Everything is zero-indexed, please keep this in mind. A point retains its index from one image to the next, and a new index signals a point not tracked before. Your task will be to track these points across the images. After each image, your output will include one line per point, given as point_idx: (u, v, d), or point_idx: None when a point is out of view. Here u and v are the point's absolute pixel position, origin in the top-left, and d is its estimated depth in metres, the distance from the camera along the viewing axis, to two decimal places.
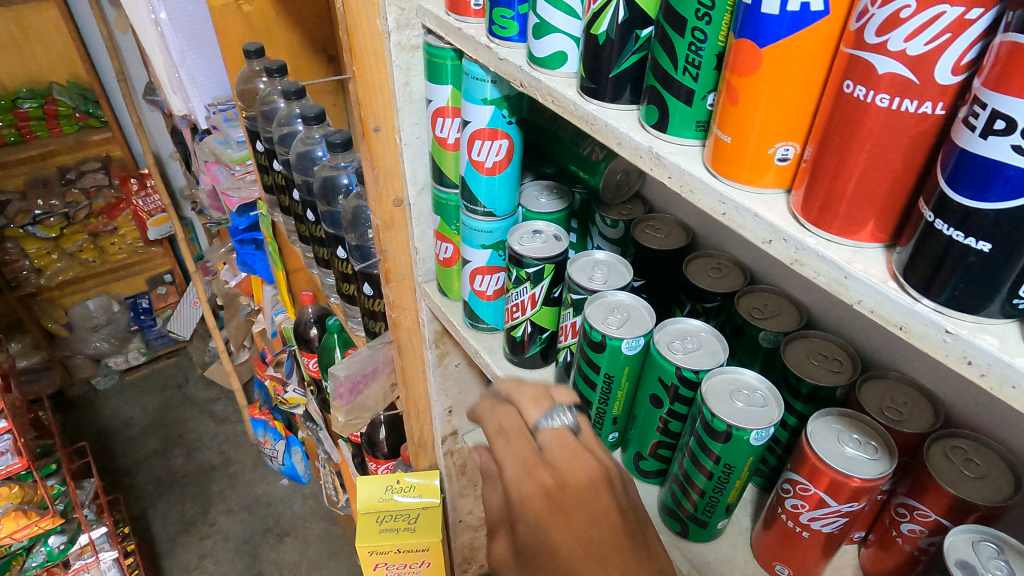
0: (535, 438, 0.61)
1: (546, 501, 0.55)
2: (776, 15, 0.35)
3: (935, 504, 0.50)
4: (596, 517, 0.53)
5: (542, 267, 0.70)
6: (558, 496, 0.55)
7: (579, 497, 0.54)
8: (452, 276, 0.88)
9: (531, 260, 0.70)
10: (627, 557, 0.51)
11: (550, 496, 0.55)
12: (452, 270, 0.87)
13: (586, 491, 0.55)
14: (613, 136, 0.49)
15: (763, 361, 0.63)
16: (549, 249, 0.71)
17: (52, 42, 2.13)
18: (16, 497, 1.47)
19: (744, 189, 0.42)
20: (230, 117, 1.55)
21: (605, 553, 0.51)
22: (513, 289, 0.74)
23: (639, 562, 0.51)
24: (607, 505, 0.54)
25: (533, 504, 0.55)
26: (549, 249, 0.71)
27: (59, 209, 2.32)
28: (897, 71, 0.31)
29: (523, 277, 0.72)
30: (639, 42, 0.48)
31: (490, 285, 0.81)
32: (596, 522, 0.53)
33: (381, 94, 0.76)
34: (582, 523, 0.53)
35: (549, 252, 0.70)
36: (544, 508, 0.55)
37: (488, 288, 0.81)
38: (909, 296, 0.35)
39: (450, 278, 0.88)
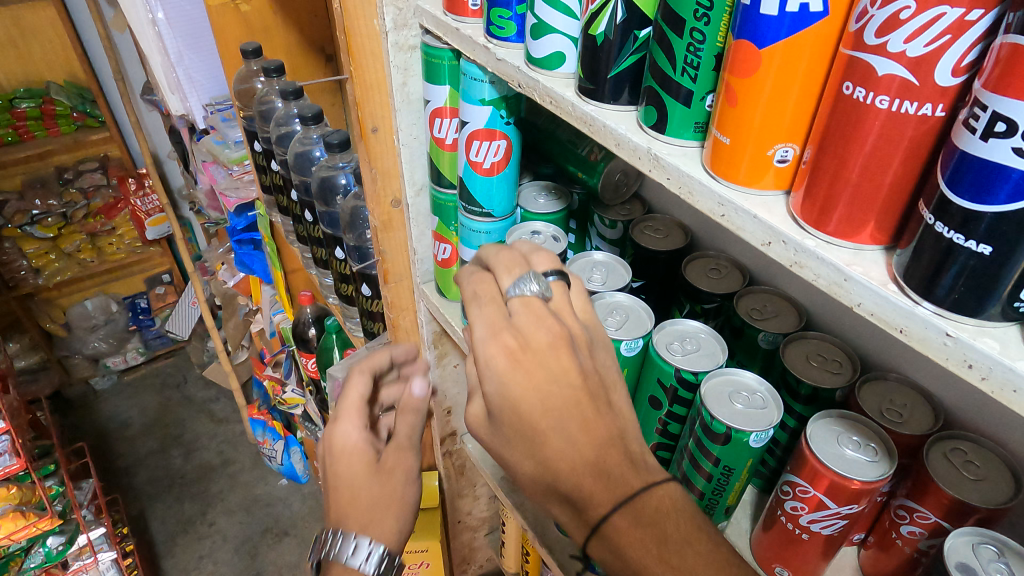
0: (505, 306, 0.52)
1: (509, 361, 0.48)
2: (775, 16, 0.35)
3: (935, 507, 0.50)
4: (559, 379, 0.48)
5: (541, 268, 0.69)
6: (523, 359, 0.48)
7: (545, 360, 0.48)
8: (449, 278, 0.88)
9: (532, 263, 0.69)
10: (589, 425, 0.47)
11: (514, 359, 0.48)
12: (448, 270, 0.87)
13: (549, 352, 0.48)
14: (612, 137, 0.49)
15: (762, 363, 0.62)
16: None
17: (49, 42, 2.13)
18: (14, 498, 1.46)
19: (743, 190, 0.42)
20: (228, 118, 1.55)
21: (566, 417, 0.47)
22: None
23: (604, 429, 0.47)
24: (571, 370, 0.48)
25: (495, 366, 0.49)
26: None
27: (57, 209, 2.32)
28: (897, 72, 0.31)
29: None
30: (638, 43, 0.48)
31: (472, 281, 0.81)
32: (561, 389, 0.47)
33: (379, 94, 0.76)
34: (545, 386, 0.47)
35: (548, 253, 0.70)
36: (506, 368, 0.48)
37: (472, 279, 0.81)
38: (910, 299, 0.34)
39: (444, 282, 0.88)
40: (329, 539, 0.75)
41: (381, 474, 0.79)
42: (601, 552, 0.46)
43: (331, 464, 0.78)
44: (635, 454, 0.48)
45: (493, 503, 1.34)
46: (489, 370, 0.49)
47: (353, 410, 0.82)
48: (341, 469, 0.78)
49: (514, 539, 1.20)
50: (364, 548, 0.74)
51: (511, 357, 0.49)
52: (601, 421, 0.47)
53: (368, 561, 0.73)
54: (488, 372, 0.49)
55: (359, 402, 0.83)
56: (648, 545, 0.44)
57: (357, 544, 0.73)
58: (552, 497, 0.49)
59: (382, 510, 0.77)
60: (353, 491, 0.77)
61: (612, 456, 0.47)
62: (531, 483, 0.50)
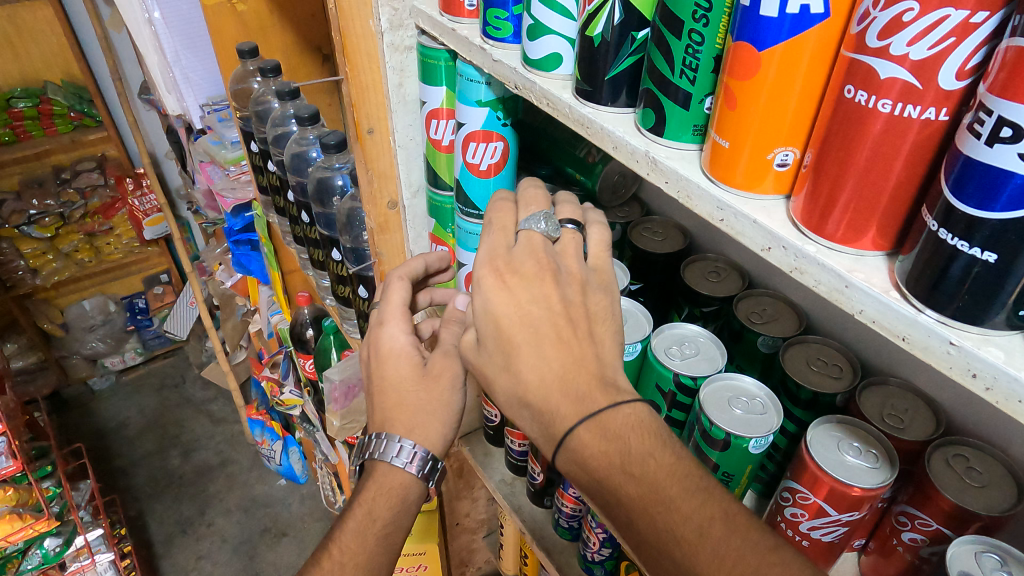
0: (513, 236, 0.56)
1: (496, 280, 0.52)
2: (776, 17, 0.34)
3: (936, 513, 0.49)
4: (539, 301, 0.51)
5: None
6: (510, 282, 0.52)
7: (529, 283, 0.51)
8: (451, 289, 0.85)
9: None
10: (564, 344, 0.49)
11: (501, 280, 0.52)
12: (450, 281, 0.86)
13: (534, 278, 0.51)
14: (609, 140, 0.49)
15: (762, 367, 0.62)
16: None
17: (47, 42, 2.12)
18: (11, 499, 1.45)
19: (741, 194, 0.41)
20: (225, 117, 1.54)
21: (540, 333, 0.50)
22: None
23: (575, 351, 0.49)
24: (554, 295, 0.51)
25: (484, 285, 0.52)
26: None
27: (54, 209, 2.31)
28: (898, 76, 0.31)
29: None
30: (635, 45, 0.47)
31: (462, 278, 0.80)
32: (541, 309, 0.50)
33: (375, 95, 0.75)
34: (525, 306, 0.51)
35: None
36: (493, 286, 0.52)
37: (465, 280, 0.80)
38: (912, 306, 0.34)
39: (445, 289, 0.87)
40: (373, 439, 0.68)
41: (430, 378, 0.68)
42: (567, 463, 0.49)
43: (377, 368, 0.70)
44: (608, 378, 0.49)
45: (492, 504, 1.33)
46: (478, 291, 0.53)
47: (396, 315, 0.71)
48: (387, 373, 0.69)
49: (512, 542, 1.19)
50: (406, 447, 0.67)
51: (498, 280, 0.52)
52: (575, 345, 0.49)
53: (411, 462, 0.67)
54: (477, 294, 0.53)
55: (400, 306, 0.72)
56: (611, 459, 0.46)
57: (400, 446, 0.66)
58: (521, 412, 0.52)
59: (428, 414, 0.68)
60: (401, 395, 0.68)
61: (582, 375, 0.49)
62: (506, 401, 0.53)
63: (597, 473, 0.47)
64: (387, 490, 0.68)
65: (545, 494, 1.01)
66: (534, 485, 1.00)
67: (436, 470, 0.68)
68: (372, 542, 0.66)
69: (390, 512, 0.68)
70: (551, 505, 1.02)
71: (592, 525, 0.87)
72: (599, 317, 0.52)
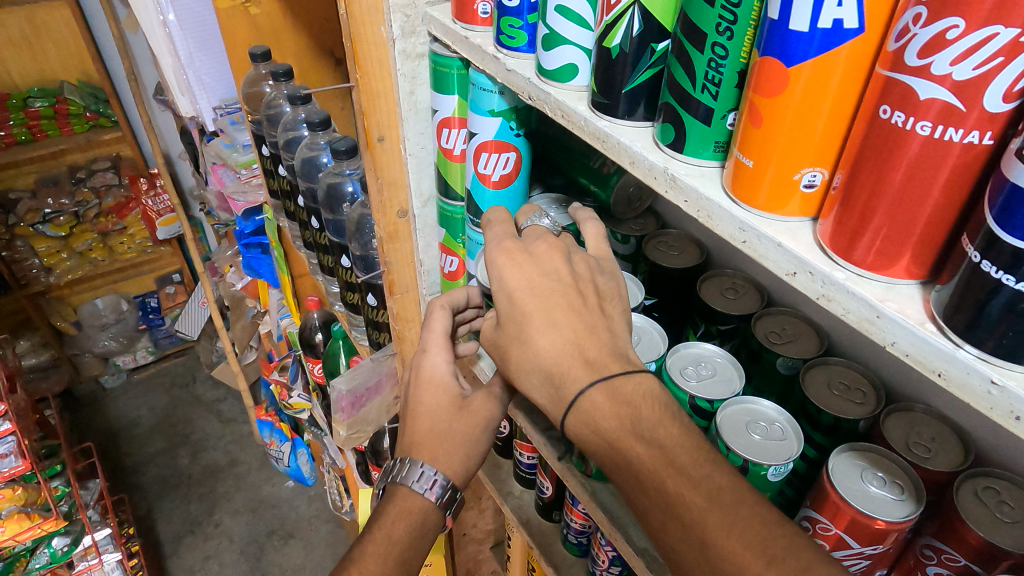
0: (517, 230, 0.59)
1: (507, 258, 0.54)
2: (806, 31, 0.33)
3: (964, 548, 0.46)
4: (550, 275, 0.52)
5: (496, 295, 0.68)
6: (519, 258, 0.53)
7: (538, 261, 0.53)
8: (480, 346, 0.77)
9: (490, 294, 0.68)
10: (574, 312, 0.50)
11: (511, 256, 0.54)
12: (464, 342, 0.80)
13: (543, 255, 0.53)
14: (626, 155, 0.47)
15: (780, 390, 0.60)
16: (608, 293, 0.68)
17: (63, 42, 2.12)
18: (20, 499, 1.44)
19: (765, 216, 0.39)
20: (237, 121, 1.54)
21: (551, 302, 0.50)
22: None
23: (583, 323, 0.50)
24: (563, 270, 0.52)
25: (495, 263, 0.54)
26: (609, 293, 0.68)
27: (69, 208, 2.32)
28: (939, 96, 0.29)
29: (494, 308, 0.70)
30: (655, 57, 0.45)
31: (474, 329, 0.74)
32: (553, 284, 0.51)
33: (385, 103, 0.74)
34: (537, 279, 0.52)
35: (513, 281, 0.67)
36: (504, 262, 0.53)
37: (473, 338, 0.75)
38: (950, 341, 0.32)
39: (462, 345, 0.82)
40: (399, 464, 0.69)
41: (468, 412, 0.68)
42: (579, 429, 0.48)
43: (413, 395, 0.69)
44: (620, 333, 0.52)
45: (499, 514, 1.31)
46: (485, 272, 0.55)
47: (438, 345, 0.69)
48: (423, 401, 0.68)
49: (519, 554, 1.17)
50: (431, 477, 0.67)
51: (509, 256, 0.54)
52: (587, 315, 0.50)
53: (431, 490, 0.67)
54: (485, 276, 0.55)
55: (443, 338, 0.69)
56: (622, 420, 0.46)
57: (423, 472, 0.67)
58: None
59: (456, 446, 0.68)
60: (435, 425, 0.68)
61: (594, 344, 0.49)
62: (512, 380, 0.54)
63: (608, 435, 0.46)
64: (406, 514, 0.68)
65: (554, 508, 0.99)
66: (543, 499, 0.99)
67: (456, 503, 0.68)
68: (390, 567, 0.65)
69: (406, 538, 0.68)
70: (559, 519, 1.00)
71: (602, 542, 0.85)
72: (609, 295, 0.53)
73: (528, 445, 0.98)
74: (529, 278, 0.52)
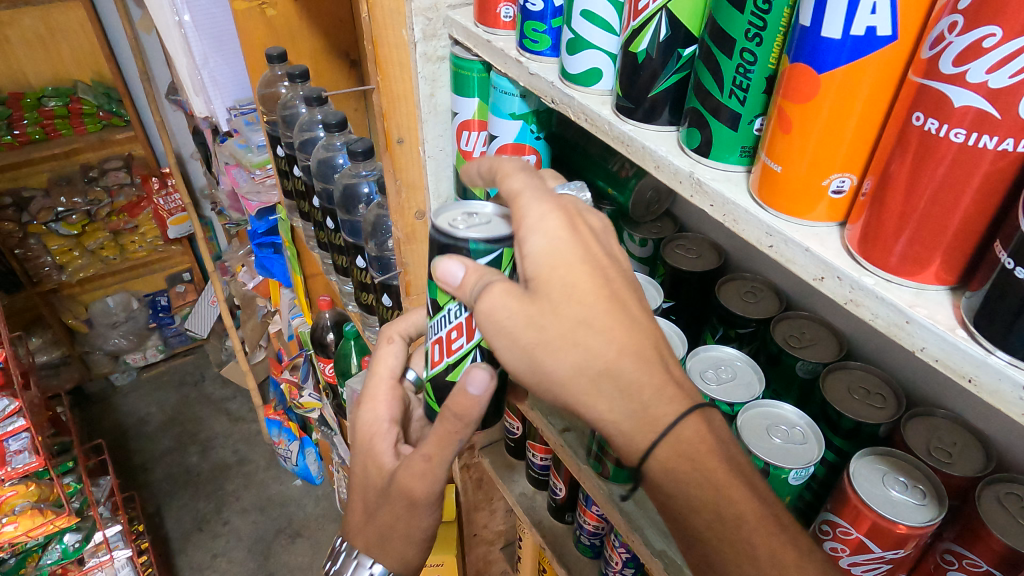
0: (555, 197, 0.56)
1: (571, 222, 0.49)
2: (838, 39, 0.33)
3: (986, 554, 0.46)
4: (613, 259, 0.49)
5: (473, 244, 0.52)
6: (581, 226, 0.49)
7: (599, 237, 0.50)
8: (461, 363, 0.59)
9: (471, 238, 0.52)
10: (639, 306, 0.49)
11: (575, 222, 0.49)
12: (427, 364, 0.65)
13: (602, 235, 0.51)
14: (650, 159, 0.47)
15: (799, 393, 0.60)
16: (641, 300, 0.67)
17: (78, 42, 2.14)
18: (32, 494, 1.44)
19: (793, 220, 0.39)
20: (252, 121, 1.55)
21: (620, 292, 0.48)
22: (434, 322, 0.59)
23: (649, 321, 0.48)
24: (621, 258, 0.51)
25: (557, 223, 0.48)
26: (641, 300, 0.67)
27: (81, 207, 2.34)
28: (973, 103, 0.29)
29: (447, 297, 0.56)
30: (681, 62, 0.46)
31: (441, 327, 0.58)
32: (614, 266, 0.49)
33: (406, 105, 0.74)
34: (604, 260, 0.48)
35: (502, 232, 0.52)
36: (568, 226, 0.48)
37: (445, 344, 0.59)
38: (981, 347, 0.32)
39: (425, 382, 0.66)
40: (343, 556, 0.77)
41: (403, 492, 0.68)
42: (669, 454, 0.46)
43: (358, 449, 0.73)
44: None
45: (511, 515, 1.32)
46: (519, 225, 0.49)
47: (382, 381, 0.73)
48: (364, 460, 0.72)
49: (530, 555, 1.17)
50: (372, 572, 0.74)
51: (566, 220, 0.48)
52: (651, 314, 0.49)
53: None
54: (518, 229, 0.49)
55: (388, 374, 0.74)
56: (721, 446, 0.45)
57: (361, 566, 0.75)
58: None
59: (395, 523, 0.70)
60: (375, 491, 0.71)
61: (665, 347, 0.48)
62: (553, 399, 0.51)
63: None
64: None
65: (566, 510, 0.99)
66: (556, 501, 0.99)
67: None
68: None
69: None
70: (572, 520, 1.00)
71: (616, 544, 0.85)
72: None
73: (541, 445, 0.98)
74: (593, 253, 0.48)
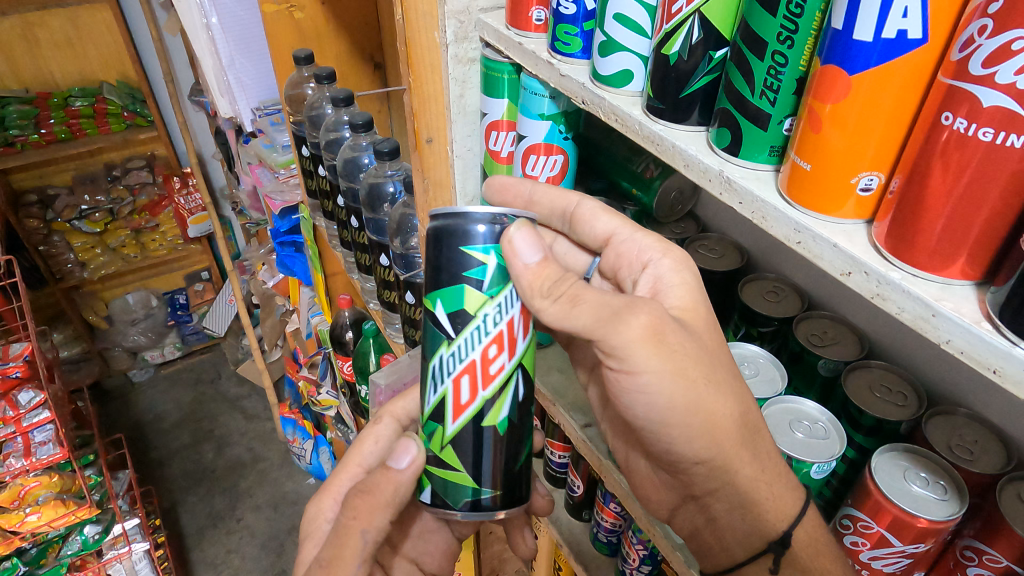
0: None
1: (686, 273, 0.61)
2: (869, 42, 0.34)
3: (1007, 549, 0.47)
4: None
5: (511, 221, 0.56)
6: None
7: None
8: (501, 393, 0.58)
9: (508, 214, 0.56)
10: None
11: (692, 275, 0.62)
12: (440, 427, 0.59)
13: None
14: (680, 158, 0.49)
15: (821, 389, 0.61)
16: None
17: (104, 43, 2.18)
18: (55, 486, 1.45)
19: (822, 218, 0.41)
20: (277, 121, 1.57)
21: None
22: (462, 343, 0.56)
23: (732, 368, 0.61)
24: None
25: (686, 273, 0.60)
26: None
27: (104, 205, 2.39)
28: (1002, 104, 0.30)
29: (487, 300, 0.56)
30: (713, 63, 0.47)
31: (474, 345, 0.56)
32: None
33: (436, 105, 0.76)
34: None
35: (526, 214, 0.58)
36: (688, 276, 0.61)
37: (479, 367, 0.56)
38: (1006, 339, 0.33)
39: (434, 457, 0.60)
40: None
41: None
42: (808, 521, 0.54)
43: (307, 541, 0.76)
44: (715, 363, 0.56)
45: None
46: (667, 254, 0.60)
47: (351, 469, 0.80)
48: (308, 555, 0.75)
49: (545, 552, 1.18)
50: None
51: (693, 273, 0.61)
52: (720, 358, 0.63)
53: None
54: (663, 258, 0.61)
55: (357, 464, 0.80)
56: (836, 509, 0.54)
57: None
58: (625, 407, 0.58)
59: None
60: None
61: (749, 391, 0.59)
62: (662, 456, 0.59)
63: None
64: None
65: (584, 507, 1.00)
66: (573, 497, 0.99)
67: None
68: None
69: None
70: (589, 518, 1.00)
71: (634, 541, 0.86)
72: None
73: (562, 444, 0.98)
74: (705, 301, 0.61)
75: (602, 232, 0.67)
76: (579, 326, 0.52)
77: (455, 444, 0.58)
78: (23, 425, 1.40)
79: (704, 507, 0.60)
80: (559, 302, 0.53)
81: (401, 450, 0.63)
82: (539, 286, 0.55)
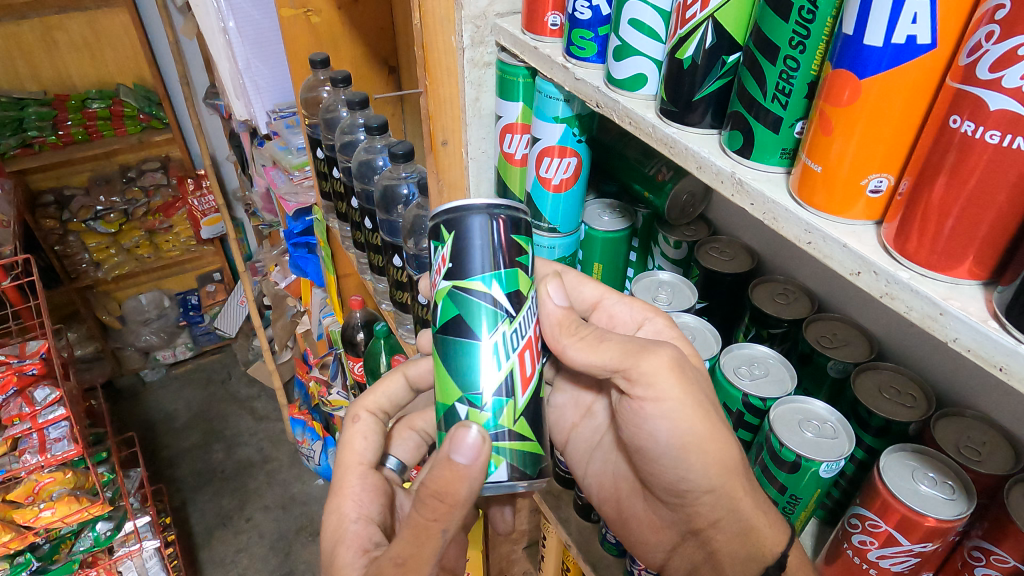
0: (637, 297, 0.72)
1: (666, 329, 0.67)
2: (878, 47, 0.35)
3: (1014, 549, 0.47)
4: None
5: (494, 210, 0.56)
6: None
7: None
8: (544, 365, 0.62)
9: (490, 204, 0.56)
10: None
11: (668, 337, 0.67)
12: (512, 401, 0.58)
13: None
14: (693, 160, 0.50)
15: (830, 391, 0.62)
16: (682, 301, 0.71)
17: (123, 48, 2.22)
18: (70, 482, 1.47)
19: (831, 218, 0.41)
20: (292, 124, 1.61)
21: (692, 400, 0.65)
22: (525, 319, 0.58)
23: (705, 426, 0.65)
24: None
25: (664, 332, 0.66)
26: (682, 301, 0.71)
27: (119, 206, 2.41)
28: (1009, 107, 0.31)
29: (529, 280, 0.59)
30: (725, 68, 0.48)
31: (531, 321, 0.59)
32: None
33: (451, 108, 0.78)
34: None
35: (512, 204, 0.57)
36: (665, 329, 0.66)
37: (534, 340, 0.60)
38: (1012, 337, 0.34)
39: (503, 435, 0.57)
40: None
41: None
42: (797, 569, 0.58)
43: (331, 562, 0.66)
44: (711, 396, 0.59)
45: (535, 515, 1.32)
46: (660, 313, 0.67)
47: (353, 469, 0.70)
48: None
49: (554, 554, 1.18)
50: None
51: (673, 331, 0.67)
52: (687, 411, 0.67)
53: None
54: (657, 316, 0.67)
55: (358, 463, 0.71)
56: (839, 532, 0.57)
57: None
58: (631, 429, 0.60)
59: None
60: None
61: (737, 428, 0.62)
62: (669, 483, 0.61)
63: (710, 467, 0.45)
64: None
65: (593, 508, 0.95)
66: (581, 498, 0.95)
67: None
68: None
69: None
70: (598, 519, 0.96)
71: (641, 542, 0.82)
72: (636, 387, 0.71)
73: None
74: None
75: (590, 298, 0.72)
76: (607, 362, 0.58)
77: (530, 414, 0.59)
78: (39, 421, 1.41)
79: (704, 540, 0.63)
80: (586, 339, 0.60)
81: (464, 441, 0.54)
82: (566, 326, 0.61)
